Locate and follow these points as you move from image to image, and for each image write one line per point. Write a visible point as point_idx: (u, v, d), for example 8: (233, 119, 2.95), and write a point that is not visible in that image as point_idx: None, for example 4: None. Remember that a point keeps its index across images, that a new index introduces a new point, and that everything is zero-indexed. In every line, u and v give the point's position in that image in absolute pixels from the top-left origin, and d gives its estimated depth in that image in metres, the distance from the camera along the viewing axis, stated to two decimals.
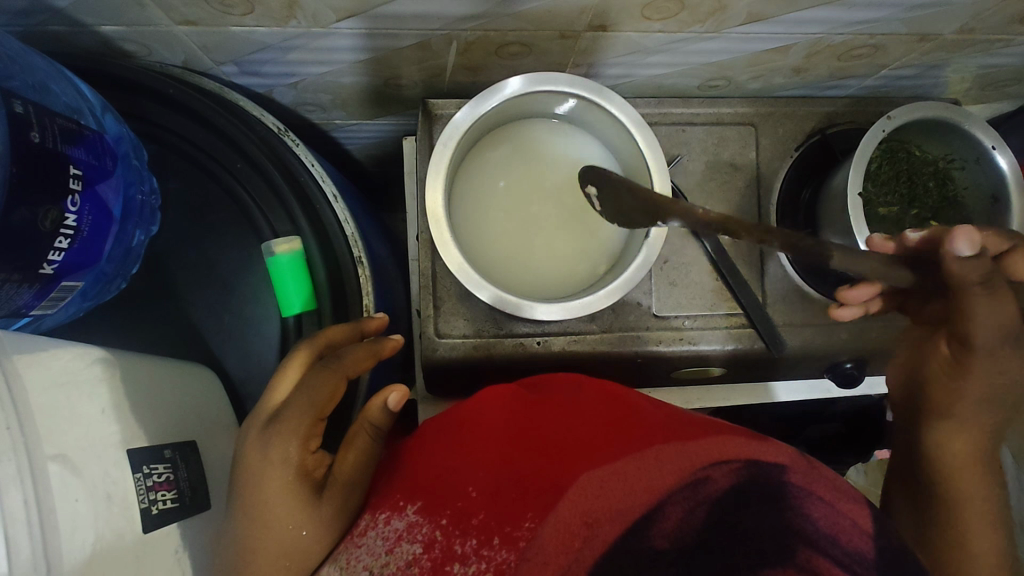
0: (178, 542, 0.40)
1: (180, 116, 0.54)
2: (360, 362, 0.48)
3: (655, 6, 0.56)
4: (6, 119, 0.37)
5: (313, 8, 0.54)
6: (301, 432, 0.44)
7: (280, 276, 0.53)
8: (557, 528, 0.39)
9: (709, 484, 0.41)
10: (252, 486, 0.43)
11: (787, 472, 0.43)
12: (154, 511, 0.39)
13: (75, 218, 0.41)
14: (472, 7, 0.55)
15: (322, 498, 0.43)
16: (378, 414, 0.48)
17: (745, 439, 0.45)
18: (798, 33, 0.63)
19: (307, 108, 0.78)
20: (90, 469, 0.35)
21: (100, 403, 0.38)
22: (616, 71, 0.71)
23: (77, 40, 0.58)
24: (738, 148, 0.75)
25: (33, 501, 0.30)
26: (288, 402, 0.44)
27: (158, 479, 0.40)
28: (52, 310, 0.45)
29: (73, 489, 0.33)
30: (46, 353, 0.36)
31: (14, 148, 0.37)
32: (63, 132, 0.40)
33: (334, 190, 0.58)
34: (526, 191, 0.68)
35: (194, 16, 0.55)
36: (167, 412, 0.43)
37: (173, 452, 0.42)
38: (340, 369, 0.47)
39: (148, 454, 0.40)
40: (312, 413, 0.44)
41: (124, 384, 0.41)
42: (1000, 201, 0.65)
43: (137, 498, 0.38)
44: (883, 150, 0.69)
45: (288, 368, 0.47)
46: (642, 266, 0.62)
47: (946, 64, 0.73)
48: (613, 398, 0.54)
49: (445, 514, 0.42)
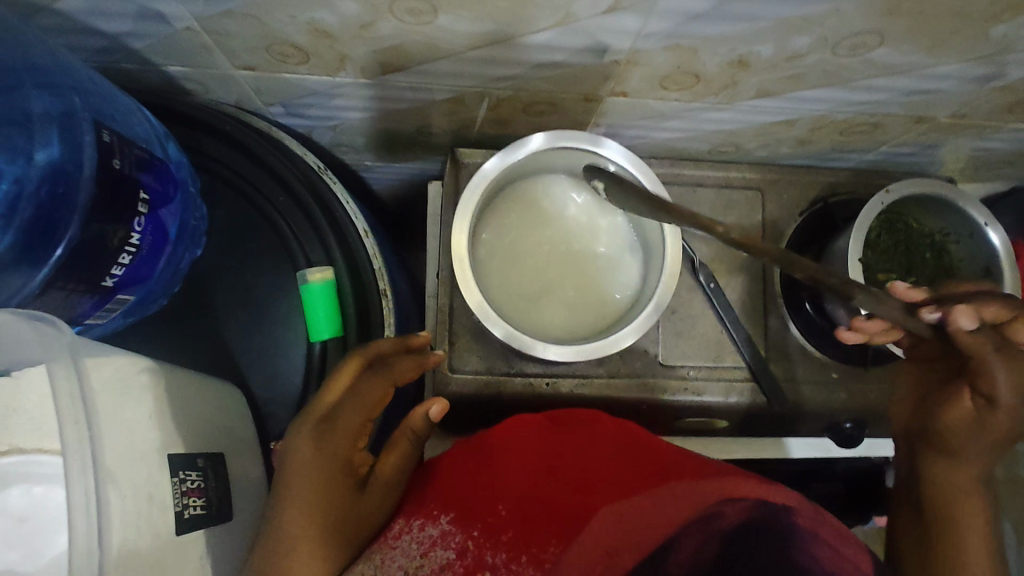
0: (203, 549, 0.42)
1: (231, 150, 0.59)
2: (405, 371, 0.54)
3: (673, 79, 0.62)
4: (94, 146, 0.41)
5: (362, 61, 0.59)
6: (351, 431, 0.50)
7: (311, 301, 0.56)
8: (580, 555, 0.41)
9: (720, 518, 0.44)
10: (294, 480, 0.45)
11: (794, 514, 0.45)
12: (185, 515, 0.41)
13: (138, 237, 0.45)
14: (506, 69, 0.61)
15: (365, 493, 0.48)
16: (418, 423, 0.54)
17: (755, 479, 0.46)
18: (803, 109, 0.68)
19: (342, 149, 0.83)
20: (135, 471, 0.37)
21: (146, 409, 0.41)
22: (634, 132, 0.76)
23: (145, 77, 0.64)
24: (744, 210, 0.79)
25: (91, 491, 0.33)
26: (342, 404, 0.50)
27: (191, 486, 0.42)
28: (102, 322, 0.48)
29: (121, 487, 0.35)
30: (104, 358, 0.39)
31: (100, 173, 0.41)
32: (138, 160, 0.44)
33: (365, 226, 0.62)
34: (542, 244, 0.72)
35: (254, 62, 0.60)
36: (199, 423, 0.46)
37: (204, 462, 0.44)
38: (387, 376, 0.53)
39: (183, 461, 0.42)
40: (362, 414, 0.51)
41: (165, 392, 0.43)
42: (993, 275, 0.68)
43: (173, 500, 0.40)
44: (883, 220, 0.74)
45: (338, 374, 0.51)
46: (656, 308, 0.65)
47: (941, 144, 0.78)
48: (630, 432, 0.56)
49: (477, 527, 0.44)
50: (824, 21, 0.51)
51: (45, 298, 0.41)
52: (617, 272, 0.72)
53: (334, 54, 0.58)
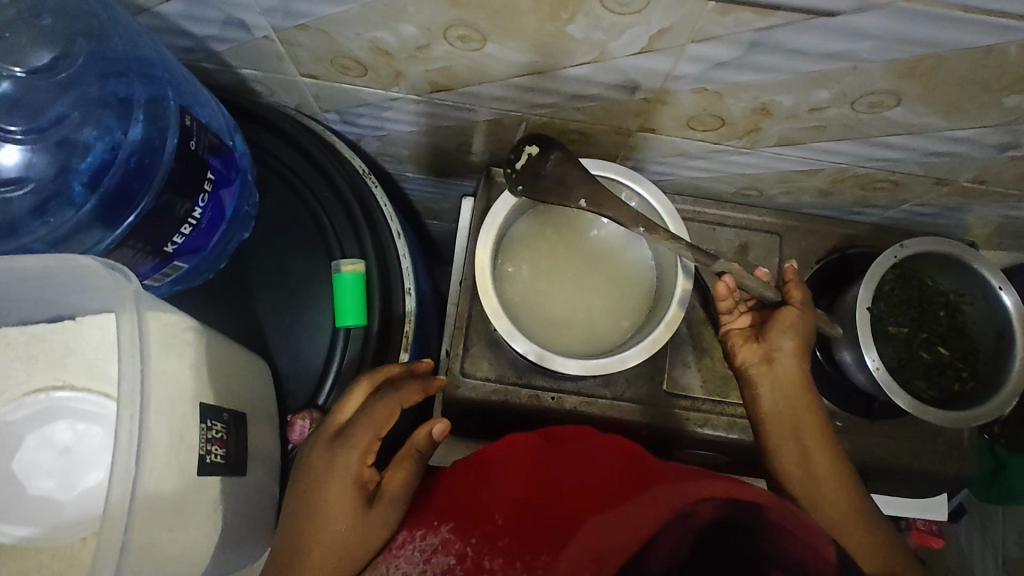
0: (217, 496, 0.46)
1: (287, 147, 0.65)
2: (412, 393, 0.57)
3: (698, 120, 0.66)
4: (176, 128, 0.48)
5: (413, 79, 0.65)
6: (361, 447, 0.52)
7: (342, 290, 0.60)
8: (571, 562, 0.44)
9: (692, 517, 0.44)
10: (315, 491, 0.51)
11: (760, 508, 0.46)
12: (207, 459, 0.45)
13: (199, 213, 0.51)
14: (543, 97, 0.66)
15: (371, 508, 0.51)
16: (423, 443, 0.55)
17: (729, 483, 0.48)
18: (824, 161, 0.71)
19: (386, 158, 0.90)
20: (172, 413, 0.42)
21: (188, 362, 0.45)
22: (660, 168, 0.80)
23: (220, 77, 0.71)
24: (761, 252, 0.81)
25: (135, 421, 0.38)
26: (353, 421, 0.54)
27: (214, 435, 0.47)
28: (157, 284, 0.54)
29: (159, 424, 0.40)
30: (162, 310, 0.44)
31: (179, 152, 0.48)
32: (210, 144, 0.50)
33: (399, 228, 0.67)
34: (563, 260, 0.76)
35: (317, 71, 0.67)
36: (229, 384, 0.50)
37: (228, 418, 0.49)
38: (395, 398, 0.55)
39: (211, 412, 0.47)
40: (373, 431, 0.53)
41: (205, 351, 0.48)
42: (1005, 337, 0.69)
43: (198, 444, 0.45)
44: (899, 273, 0.75)
45: (352, 390, 0.56)
46: (668, 326, 0.68)
47: (964, 208, 0.79)
48: (617, 449, 0.57)
49: (475, 534, 0.49)
50: (841, 78, 0.55)
51: (114, 253, 0.47)
52: (631, 297, 0.75)
53: (389, 70, 0.64)
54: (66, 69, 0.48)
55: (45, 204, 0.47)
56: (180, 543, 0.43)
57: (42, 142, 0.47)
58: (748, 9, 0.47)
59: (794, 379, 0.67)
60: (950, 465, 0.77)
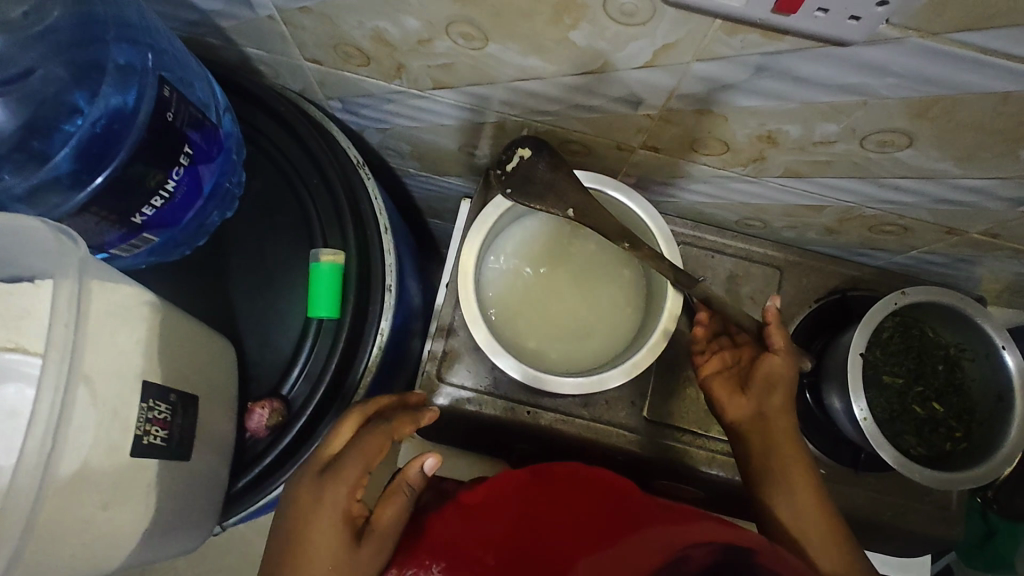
0: (153, 477, 0.47)
1: (281, 130, 0.64)
2: (404, 425, 0.57)
3: (702, 143, 0.64)
4: (154, 99, 0.47)
5: (416, 73, 0.64)
6: (350, 480, 0.51)
7: (318, 280, 0.59)
8: None
9: (686, 564, 0.41)
10: (301, 531, 0.49)
11: (755, 555, 0.42)
12: (144, 440, 0.46)
13: (173, 187, 0.50)
14: (545, 104, 0.64)
15: (360, 545, 0.49)
16: (413, 475, 0.55)
17: (717, 522, 0.45)
18: (830, 197, 0.69)
19: (388, 152, 0.89)
20: (106, 390, 0.43)
21: (136, 336, 0.45)
22: (662, 189, 0.78)
23: (225, 54, 0.70)
24: (758, 285, 0.79)
25: (58, 401, 0.39)
26: (344, 454, 0.52)
27: (157, 416, 0.47)
28: (126, 255, 0.53)
29: (87, 403, 0.41)
30: (112, 285, 0.44)
31: (153, 123, 0.47)
32: (190, 119, 0.49)
33: (387, 223, 0.66)
34: (553, 274, 0.74)
35: (321, 57, 0.66)
36: (182, 364, 0.50)
37: (176, 399, 0.49)
38: (386, 430, 0.55)
39: (156, 392, 0.47)
40: (361, 465, 0.52)
41: (159, 330, 0.48)
42: (1004, 401, 0.66)
43: (136, 423, 0.45)
44: (898, 321, 0.72)
45: (342, 425, 0.55)
46: (650, 351, 0.65)
47: (975, 260, 0.76)
48: (610, 482, 0.55)
49: None
50: (851, 112, 0.53)
51: (78, 220, 0.47)
52: (619, 320, 0.72)
53: (392, 62, 0.63)
54: (41, 24, 0.48)
55: (11, 157, 0.48)
56: (88, 520, 0.43)
57: (13, 97, 0.47)
58: (756, 31, 0.45)
59: (776, 411, 0.65)
60: (935, 527, 0.74)
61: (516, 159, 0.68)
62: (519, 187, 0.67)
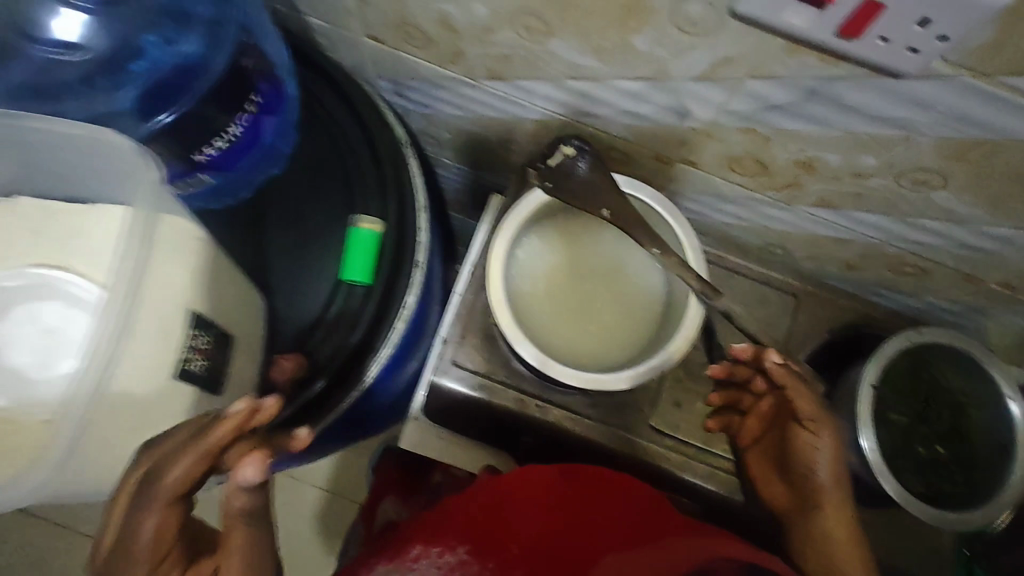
0: (192, 401, 0.52)
1: (335, 99, 0.65)
2: (227, 425, 0.46)
3: (740, 162, 0.66)
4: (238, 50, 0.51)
5: (472, 61, 0.66)
6: (160, 544, 0.44)
7: (356, 244, 0.61)
8: None
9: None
10: None
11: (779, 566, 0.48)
12: (186, 365, 0.51)
13: (237, 132, 0.52)
14: (593, 106, 0.66)
15: None
16: (241, 488, 0.45)
17: (736, 541, 0.51)
18: (857, 231, 0.71)
19: (427, 139, 0.91)
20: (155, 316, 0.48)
21: (182, 264, 0.51)
22: (692, 207, 0.80)
23: (288, 22, 0.73)
24: (776, 312, 0.83)
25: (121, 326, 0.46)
26: (145, 507, 0.44)
27: (198, 346, 0.52)
28: (183, 192, 0.56)
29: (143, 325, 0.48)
30: (170, 217, 0.50)
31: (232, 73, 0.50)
32: (266, 76, 0.53)
33: (426, 202, 0.66)
34: (579, 275, 0.75)
35: (382, 35, 0.68)
36: (223, 300, 0.54)
37: (216, 333, 0.53)
38: (206, 452, 0.45)
39: (199, 321, 0.51)
40: (164, 504, 0.44)
41: (201, 259, 0.53)
42: (1007, 450, 0.67)
43: (179, 349, 0.50)
44: (910, 364, 0.73)
45: (179, 452, 0.45)
46: (666, 358, 0.66)
47: (989, 312, 0.78)
48: (613, 482, 0.59)
49: (493, 560, 0.50)
50: (891, 145, 0.55)
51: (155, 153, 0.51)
52: (638, 327, 0.74)
53: (451, 47, 0.65)
54: None
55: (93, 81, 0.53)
56: (130, 425, 0.48)
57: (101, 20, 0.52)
58: (814, 54, 0.47)
59: (816, 455, 0.65)
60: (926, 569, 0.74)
61: (559, 154, 0.68)
62: (559, 181, 0.69)
